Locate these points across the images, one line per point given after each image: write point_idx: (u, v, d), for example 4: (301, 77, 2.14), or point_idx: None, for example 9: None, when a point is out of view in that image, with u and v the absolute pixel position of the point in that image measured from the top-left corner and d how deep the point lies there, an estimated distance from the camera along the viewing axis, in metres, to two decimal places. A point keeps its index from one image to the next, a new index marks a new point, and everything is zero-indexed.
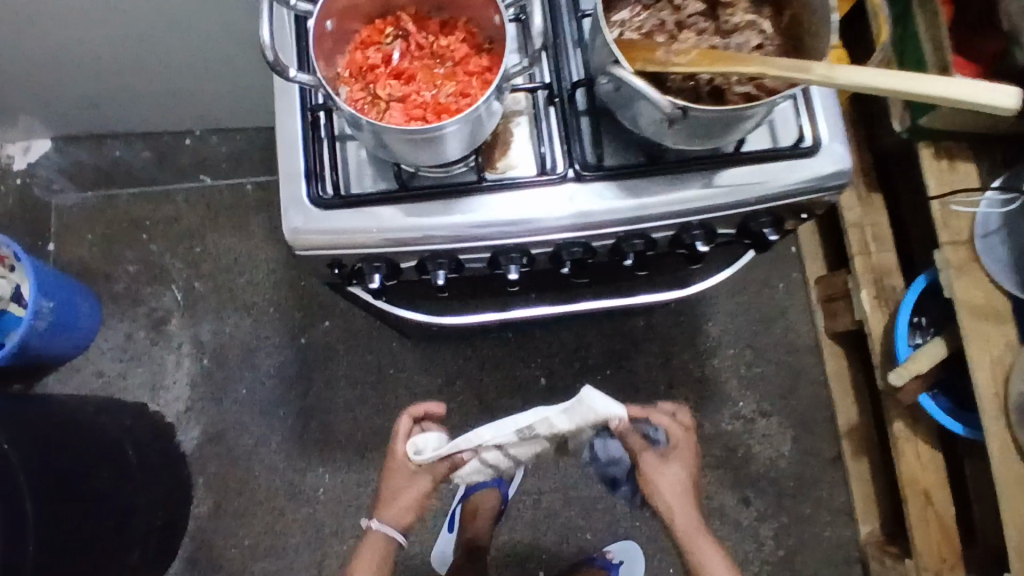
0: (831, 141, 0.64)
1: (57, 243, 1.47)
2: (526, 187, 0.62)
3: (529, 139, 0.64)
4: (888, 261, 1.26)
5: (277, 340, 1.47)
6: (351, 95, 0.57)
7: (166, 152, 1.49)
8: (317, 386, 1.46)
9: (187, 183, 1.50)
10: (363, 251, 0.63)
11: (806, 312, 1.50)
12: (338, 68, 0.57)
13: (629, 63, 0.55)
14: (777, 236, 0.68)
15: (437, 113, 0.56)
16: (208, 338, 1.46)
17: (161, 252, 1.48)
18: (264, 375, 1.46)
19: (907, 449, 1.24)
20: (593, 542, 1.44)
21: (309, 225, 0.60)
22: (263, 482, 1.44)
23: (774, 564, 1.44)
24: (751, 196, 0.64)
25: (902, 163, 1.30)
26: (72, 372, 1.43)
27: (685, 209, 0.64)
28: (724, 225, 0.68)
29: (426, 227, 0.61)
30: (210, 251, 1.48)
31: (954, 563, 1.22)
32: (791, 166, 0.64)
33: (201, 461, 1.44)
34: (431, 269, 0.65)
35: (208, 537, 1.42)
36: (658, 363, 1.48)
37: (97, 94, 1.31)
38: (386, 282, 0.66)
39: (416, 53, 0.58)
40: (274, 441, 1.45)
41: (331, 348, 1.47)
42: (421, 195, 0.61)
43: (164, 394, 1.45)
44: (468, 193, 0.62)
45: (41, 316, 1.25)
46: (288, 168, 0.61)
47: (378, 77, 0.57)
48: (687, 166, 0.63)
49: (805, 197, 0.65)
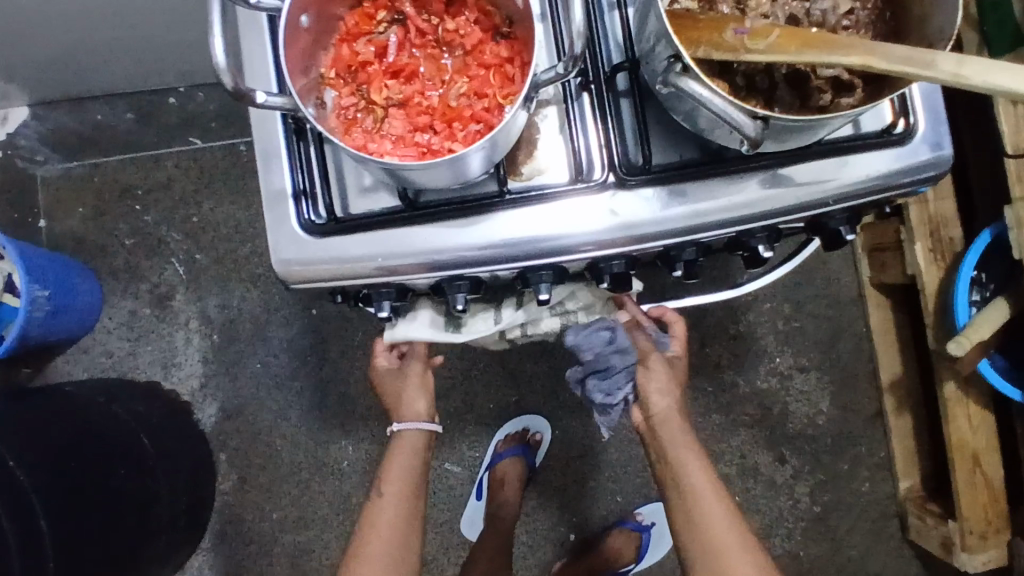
0: (925, 130, 0.56)
1: (47, 219, 1.39)
2: (559, 199, 0.53)
3: (559, 135, 0.54)
4: (946, 210, 1.14)
5: (287, 311, 1.40)
6: (340, 101, 0.46)
7: (150, 113, 1.37)
8: (333, 357, 1.39)
9: (178, 146, 1.39)
10: (368, 281, 0.56)
11: (849, 260, 1.39)
12: (322, 67, 0.46)
13: (690, 44, 0.45)
14: (853, 234, 0.60)
15: (447, 120, 0.46)
16: (216, 312, 1.40)
17: (156, 223, 1.40)
18: (277, 347, 1.40)
19: (959, 412, 1.16)
20: (622, 504, 1.36)
21: (302, 256, 0.53)
22: (287, 456, 1.39)
23: (811, 521, 1.40)
24: (817, 195, 0.55)
25: (967, 97, 1.16)
26: (79, 353, 1.39)
27: (744, 215, 0.55)
28: (788, 223, 0.59)
29: (438, 252, 0.53)
30: (208, 220, 1.40)
31: (998, 526, 1.18)
32: (866, 161, 0.55)
33: (222, 436, 1.40)
34: (449, 293, 0.57)
35: (235, 512, 1.39)
36: (690, 321, 1.40)
37: (68, 63, 1.19)
38: (397, 306, 0.59)
39: (417, 41, 0.47)
40: (293, 415, 1.39)
41: (344, 317, 1.39)
42: (432, 214, 0.53)
43: (176, 371, 1.40)
44: (489, 209, 0.53)
45: (37, 306, 1.19)
46: (270, 188, 0.55)
47: (372, 77, 0.47)
48: (748, 165, 0.54)
49: (883, 193, 0.57)
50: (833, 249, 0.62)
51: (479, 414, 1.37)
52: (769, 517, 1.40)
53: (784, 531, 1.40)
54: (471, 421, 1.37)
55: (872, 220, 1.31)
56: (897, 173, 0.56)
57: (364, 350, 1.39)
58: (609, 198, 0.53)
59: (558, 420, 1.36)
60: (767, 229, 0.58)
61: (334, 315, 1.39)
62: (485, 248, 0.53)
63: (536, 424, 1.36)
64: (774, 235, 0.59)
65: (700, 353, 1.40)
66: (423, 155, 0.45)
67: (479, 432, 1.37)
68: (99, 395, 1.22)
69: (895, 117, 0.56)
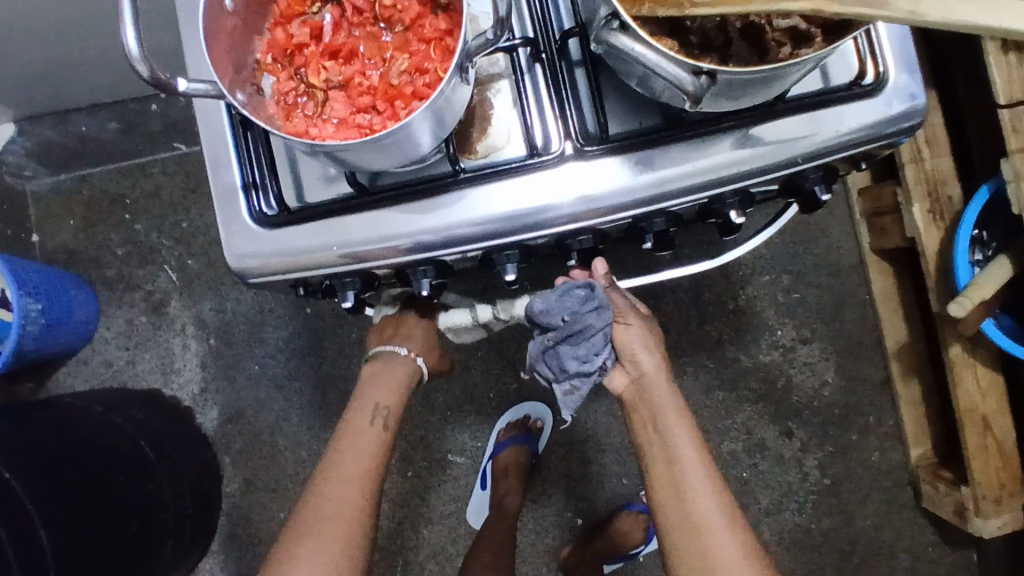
0: (896, 76, 0.53)
1: (40, 233, 1.40)
2: (516, 174, 0.52)
3: (513, 110, 0.53)
4: (943, 168, 1.11)
5: (282, 311, 1.39)
6: (279, 87, 0.45)
7: (134, 121, 1.36)
8: (330, 355, 1.39)
9: (163, 153, 1.39)
10: (328, 271, 0.55)
11: (848, 227, 1.36)
12: (258, 53, 0.45)
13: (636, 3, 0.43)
14: (829, 194, 0.57)
15: (388, 99, 0.45)
16: (211, 316, 1.40)
17: (147, 231, 1.40)
18: (274, 348, 1.40)
19: (966, 375, 1.14)
20: (630, 488, 1.35)
21: (257, 249, 0.53)
22: (290, 455, 1.39)
23: (822, 494, 1.38)
24: (787, 154, 0.53)
25: (960, 52, 1.12)
26: (80, 364, 1.39)
27: (711, 180, 0.53)
28: (761, 187, 0.57)
29: (395, 236, 0.52)
30: (198, 225, 1.39)
31: (1013, 490, 1.15)
32: (838, 115, 0.53)
33: (225, 440, 1.40)
34: (413, 279, 0.56)
35: (243, 513, 1.40)
36: (688, 299, 1.38)
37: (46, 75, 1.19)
38: (362, 297, 0.58)
39: (354, 20, 0.46)
40: (294, 414, 1.39)
41: (339, 314, 1.38)
42: (386, 197, 0.52)
43: (176, 377, 1.40)
44: (445, 190, 0.52)
45: (31, 320, 1.19)
46: (221, 184, 0.54)
47: (310, 60, 0.46)
48: (711, 127, 0.52)
49: (858, 148, 0.55)
50: (813, 211, 0.60)
51: (479, 403, 1.36)
52: (778, 492, 1.38)
53: (795, 505, 1.38)
54: (472, 411, 1.36)
55: (869, 184, 1.28)
56: (871, 128, 0.53)
57: (361, 346, 1.38)
58: (569, 170, 0.52)
59: (560, 405, 1.35)
60: (738, 193, 0.55)
61: (329, 313, 1.39)
62: (444, 228, 0.52)
63: (536, 411, 1.35)
64: (747, 201, 0.57)
65: (700, 331, 1.38)
66: (364, 135, 0.44)
67: (480, 422, 1.36)
68: (100, 406, 1.23)
69: (863, 68, 0.54)
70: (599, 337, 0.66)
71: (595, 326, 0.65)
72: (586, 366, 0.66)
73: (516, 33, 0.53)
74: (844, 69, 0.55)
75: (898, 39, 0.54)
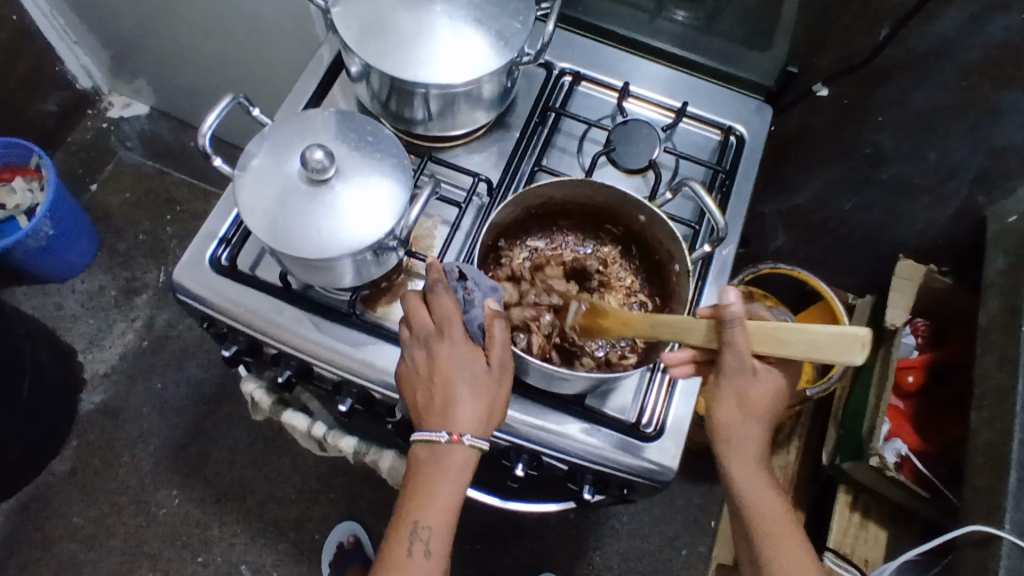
0: (667, 436, 0.67)
1: (100, 185, 1.57)
2: (371, 366, 0.67)
3: (363, 338, 0.68)
4: None
5: (118, 547, 1.31)
6: (426, 401, 0.57)
7: (117, 296, 1.48)
8: (152, 547, 1.31)
9: (124, 316, 1.46)
10: (231, 321, 0.69)
11: None
12: (410, 364, 0.59)
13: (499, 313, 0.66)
14: (596, 495, 0.72)
15: (439, 417, 0.56)
16: (133, 349, 1.44)
17: (106, 276, 1.49)
18: (149, 518, 1.32)
19: None
20: None
21: (197, 277, 0.68)
22: (124, 477, 1.35)
23: None
24: (563, 444, 0.67)
25: None
26: (39, 293, 1.47)
27: (509, 429, 0.67)
28: (547, 458, 0.70)
29: (289, 327, 0.67)
30: (148, 362, 1.43)
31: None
32: (603, 435, 0.67)
33: (85, 425, 1.38)
34: (279, 365, 0.70)
35: (46, 495, 1.33)
36: None
37: (170, 88, 1.47)
38: (241, 356, 0.72)
39: (426, 389, 0.57)
40: (150, 476, 1.35)
41: (199, 519, 1.33)
42: (306, 300, 0.68)
43: (97, 350, 1.43)
44: (344, 323, 0.68)
45: (36, 236, 1.32)
46: (202, 238, 0.70)
47: (425, 375, 0.58)
48: (535, 398, 0.67)
49: (621, 471, 0.68)
50: (582, 503, 0.73)
51: None
52: None
53: None
54: None
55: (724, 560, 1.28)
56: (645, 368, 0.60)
57: (185, 550, 1.31)
58: None
59: None
60: (525, 452, 0.70)
61: (196, 481, 1.35)
62: (341, 354, 0.67)
63: None
64: (534, 462, 0.71)
65: None
66: (438, 406, 0.56)
67: None
68: None
69: (645, 419, 0.68)
70: (641, 465, 0.67)
71: (653, 461, 0.66)
72: (645, 426, 0.68)
73: (371, 312, 0.69)
74: (612, 406, 0.69)
75: (684, 410, 0.68)
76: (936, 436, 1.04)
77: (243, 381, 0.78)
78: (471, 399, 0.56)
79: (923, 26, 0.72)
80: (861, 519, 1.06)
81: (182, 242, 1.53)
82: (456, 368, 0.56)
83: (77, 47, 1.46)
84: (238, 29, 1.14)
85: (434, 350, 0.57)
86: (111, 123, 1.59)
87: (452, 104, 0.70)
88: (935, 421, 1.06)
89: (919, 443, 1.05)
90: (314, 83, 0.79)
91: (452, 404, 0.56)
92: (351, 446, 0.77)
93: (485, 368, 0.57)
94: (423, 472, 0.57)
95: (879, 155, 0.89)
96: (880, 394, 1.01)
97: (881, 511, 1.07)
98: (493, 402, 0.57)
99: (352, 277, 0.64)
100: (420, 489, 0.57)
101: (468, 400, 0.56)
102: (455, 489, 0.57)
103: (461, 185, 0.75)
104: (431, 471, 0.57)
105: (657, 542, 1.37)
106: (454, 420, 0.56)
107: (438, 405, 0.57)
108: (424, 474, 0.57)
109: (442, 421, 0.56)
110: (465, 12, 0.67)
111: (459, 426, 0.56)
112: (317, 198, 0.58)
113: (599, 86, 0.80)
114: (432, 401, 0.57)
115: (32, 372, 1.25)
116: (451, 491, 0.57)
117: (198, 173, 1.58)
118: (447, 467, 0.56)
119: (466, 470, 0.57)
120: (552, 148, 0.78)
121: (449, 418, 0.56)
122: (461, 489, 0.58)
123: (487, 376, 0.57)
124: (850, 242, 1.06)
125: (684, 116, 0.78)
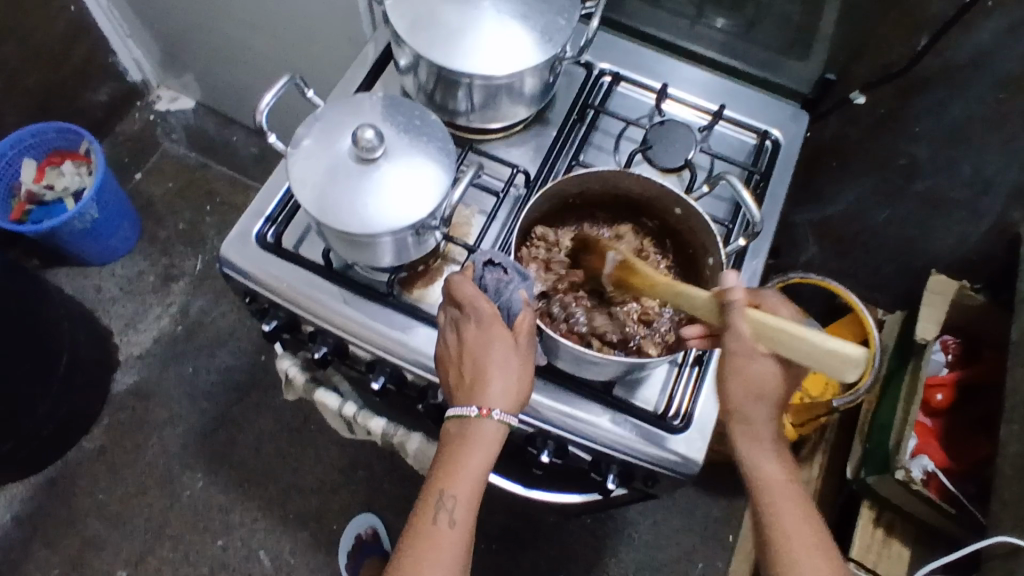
0: (693, 429, 0.68)
1: (144, 175, 1.62)
2: (406, 344, 0.68)
3: (399, 317, 0.69)
4: None
5: (141, 527, 1.33)
6: (457, 380, 0.59)
7: (154, 282, 1.52)
8: (174, 528, 1.33)
9: (160, 302, 1.50)
10: (273, 295, 0.71)
11: None
12: (442, 347, 0.61)
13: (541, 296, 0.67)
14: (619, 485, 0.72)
15: (470, 393, 0.58)
16: (166, 334, 1.48)
17: (145, 263, 1.53)
18: (173, 499, 1.35)
19: None
20: None
21: (244, 252, 0.71)
22: (151, 458, 1.38)
23: None
24: (591, 431, 0.68)
25: None
26: (80, 275, 1.51)
27: (539, 414, 0.68)
28: (573, 446, 0.71)
29: (329, 303, 0.69)
30: (180, 346, 1.47)
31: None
32: (629, 424, 0.67)
33: (116, 406, 1.42)
34: (316, 342, 0.72)
35: (76, 472, 1.36)
36: None
37: (215, 85, 1.52)
38: (280, 331, 0.74)
39: (458, 368, 0.59)
40: (176, 459, 1.38)
41: (221, 503, 1.35)
42: (345, 278, 0.70)
43: (132, 333, 1.47)
44: (382, 302, 0.70)
45: (83, 219, 1.37)
46: (250, 216, 0.73)
47: (456, 355, 0.60)
48: (566, 385, 0.68)
49: (647, 462, 0.68)
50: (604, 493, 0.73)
51: None
52: None
53: None
54: None
55: None
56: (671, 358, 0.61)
57: (207, 533, 1.33)
58: None
59: None
60: (552, 439, 0.71)
61: (220, 465, 1.38)
62: (377, 332, 0.69)
63: None
64: (560, 450, 0.72)
65: None
66: (471, 383, 0.58)
67: None
68: None
69: (672, 412, 0.69)
70: (666, 455, 0.67)
71: (679, 451, 0.67)
72: (672, 417, 0.68)
73: (409, 293, 0.71)
74: (639, 396, 0.70)
75: (711, 405, 0.69)
76: (964, 455, 1.04)
77: (279, 359, 0.80)
78: (498, 374, 0.57)
79: (961, 37, 0.74)
80: (884, 536, 1.05)
81: (220, 233, 1.57)
82: (484, 347, 0.58)
83: (130, 41, 1.51)
84: (286, 27, 1.18)
85: (464, 331, 0.59)
86: (157, 116, 1.65)
87: (494, 98, 0.72)
88: (963, 441, 1.05)
89: (946, 461, 1.04)
90: (362, 74, 0.82)
91: (480, 379, 0.58)
92: (379, 427, 0.78)
93: (513, 347, 0.58)
94: (452, 445, 0.59)
95: (914, 167, 0.89)
96: (908, 409, 1.00)
97: (905, 529, 1.06)
98: (521, 380, 0.58)
99: (389, 257, 0.65)
100: (450, 460, 0.58)
101: (498, 376, 0.57)
102: (484, 461, 0.58)
103: (500, 176, 0.78)
104: (459, 443, 0.58)
105: (674, 552, 1.36)
106: (485, 395, 0.57)
107: (468, 382, 0.58)
108: (452, 446, 0.59)
109: (472, 398, 0.58)
110: (513, 6, 0.69)
111: (487, 400, 0.57)
112: (362, 175, 0.60)
113: (637, 86, 0.82)
114: (463, 376, 0.59)
115: (71, 349, 1.29)
116: (478, 463, 0.58)
117: (239, 167, 1.63)
118: (475, 440, 0.58)
119: (494, 445, 0.58)
120: (589, 145, 0.80)
121: (477, 393, 0.57)
122: (489, 463, 0.59)
123: (514, 355, 0.58)
124: (882, 256, 1.05)
125: (720, 119, 0.79)
